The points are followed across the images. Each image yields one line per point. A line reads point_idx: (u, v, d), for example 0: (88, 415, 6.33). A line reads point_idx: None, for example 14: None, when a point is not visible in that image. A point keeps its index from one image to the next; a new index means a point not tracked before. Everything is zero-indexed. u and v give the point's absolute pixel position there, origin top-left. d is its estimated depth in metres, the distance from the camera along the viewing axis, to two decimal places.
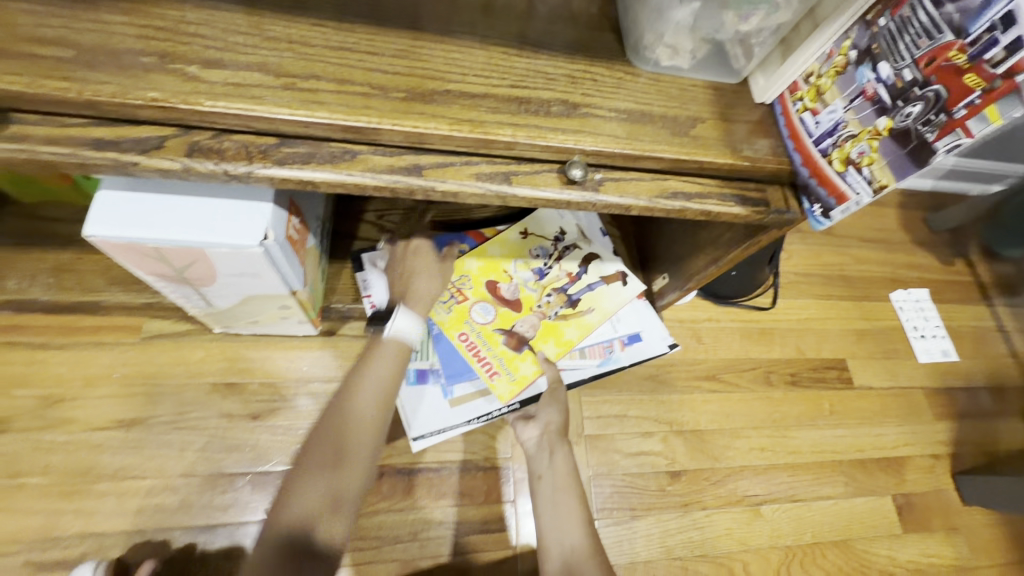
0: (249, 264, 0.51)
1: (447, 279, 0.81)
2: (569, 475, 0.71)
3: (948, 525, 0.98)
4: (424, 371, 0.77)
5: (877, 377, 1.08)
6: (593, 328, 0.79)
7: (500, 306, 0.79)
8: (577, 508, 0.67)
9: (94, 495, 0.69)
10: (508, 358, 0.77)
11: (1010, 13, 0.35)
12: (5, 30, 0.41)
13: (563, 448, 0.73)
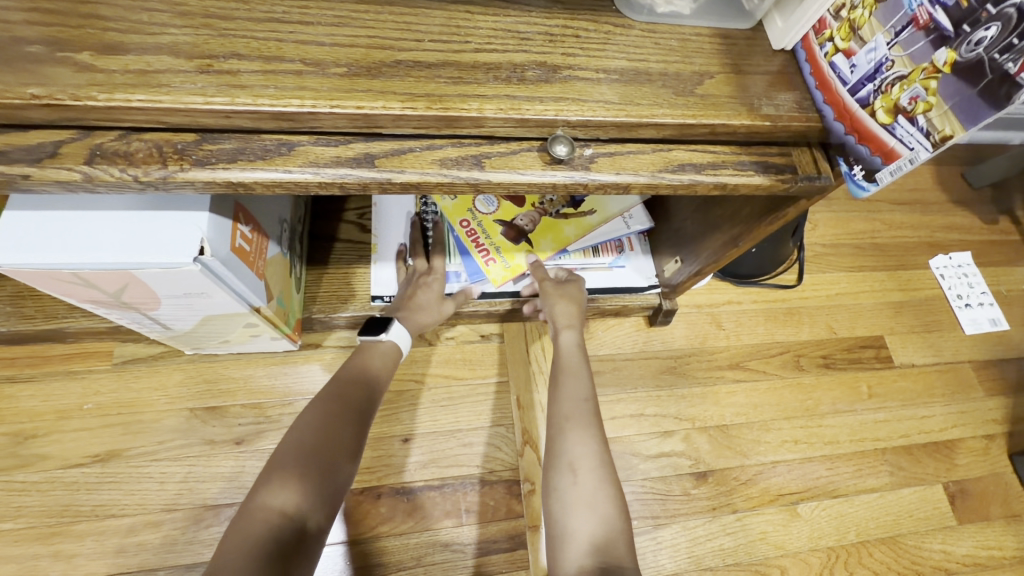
0: (190, 283, 0.45)
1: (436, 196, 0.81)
2: (576, 361, 0.69)
3: (1008, 513, 0.88)
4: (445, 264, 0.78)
5: (919, 354, 0.99)
6: (592, 228, 0.77)
7: (503, 199, 0.79)
8: (578, 389, 0.65)
9: (71, 537, 0.64)
10: (505, 246, 0.77)
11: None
12: None
13: (570, 337, 0.71)
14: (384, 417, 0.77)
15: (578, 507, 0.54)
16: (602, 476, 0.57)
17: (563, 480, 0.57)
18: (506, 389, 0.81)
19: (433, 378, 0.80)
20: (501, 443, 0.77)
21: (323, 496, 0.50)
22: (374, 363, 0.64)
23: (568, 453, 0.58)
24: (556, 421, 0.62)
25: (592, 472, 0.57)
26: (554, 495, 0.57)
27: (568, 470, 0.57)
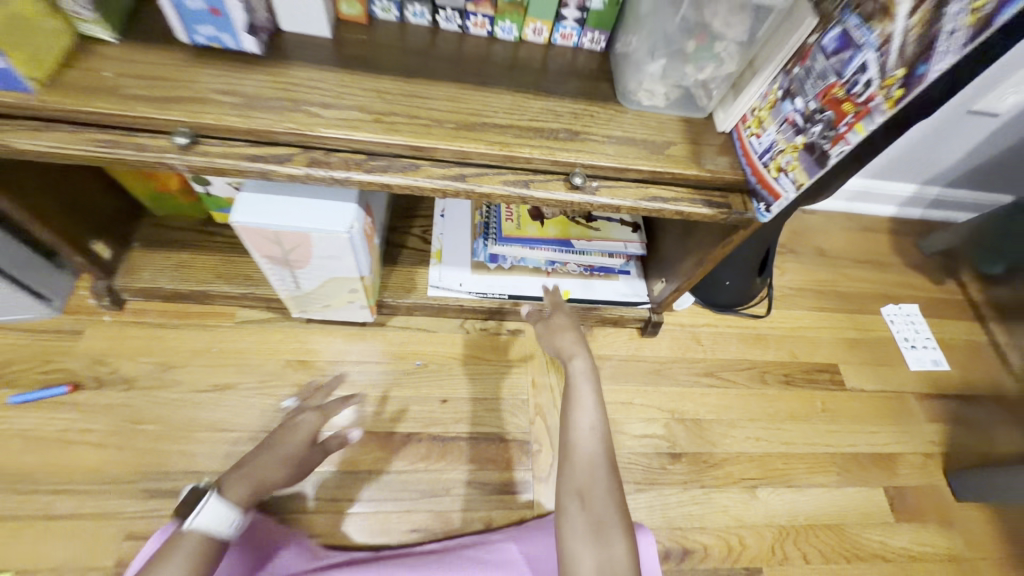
0: (338, 248, 0.70)
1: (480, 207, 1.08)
2: (583, 387, 0.79)
3: (944, 519, 1.03)
4: (495, 254, 1.02)
5: (870, 381, 1.17)
6: (594, 237, 1.03)
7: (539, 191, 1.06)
8: (586, 415, 0.77)
9: (193, 441, 0.85)
10: (527, 219, 1.03)
11: (865, 61, 0.53)
12: (187, 86, 0.61)
13: (579, 364, 0.82)
14: (428, 382, 0.99)
15: (588, 522, 0.66)
16: (606, 492, 0.69)
17: (573, 501, 0.68)
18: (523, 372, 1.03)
19: (468, 357, 1.03)
20: (517, 411, 0.98)
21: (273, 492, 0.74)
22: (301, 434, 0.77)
23: (578, 480, 0.70)
24: (567, 454, 0.74)
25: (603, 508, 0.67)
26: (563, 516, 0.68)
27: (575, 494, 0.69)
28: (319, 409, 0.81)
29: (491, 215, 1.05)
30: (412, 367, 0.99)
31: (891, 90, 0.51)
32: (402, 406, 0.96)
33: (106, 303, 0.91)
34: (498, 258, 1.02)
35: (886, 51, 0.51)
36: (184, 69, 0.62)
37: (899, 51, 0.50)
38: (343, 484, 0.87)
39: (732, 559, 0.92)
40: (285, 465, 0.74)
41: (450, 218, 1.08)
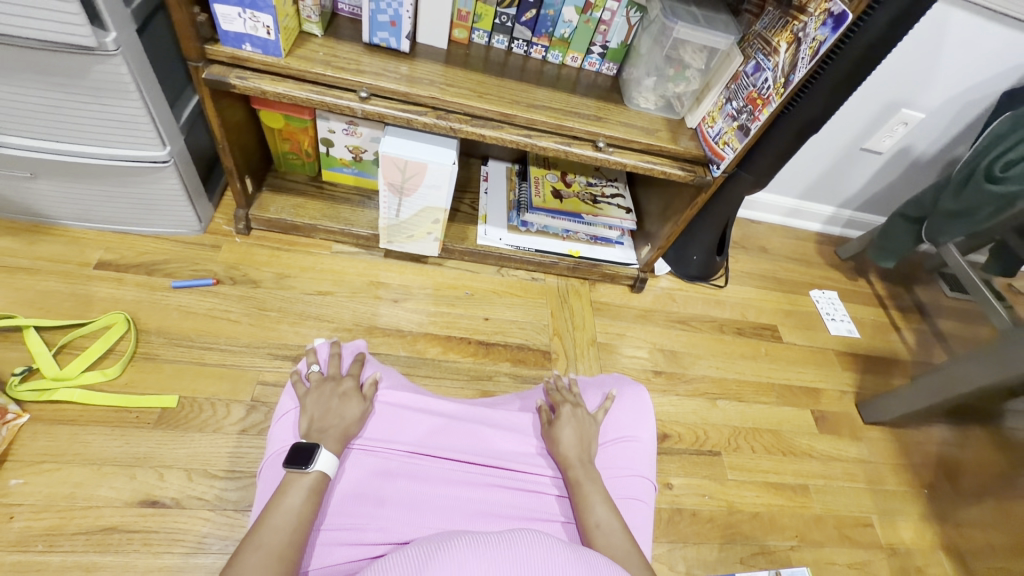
0: (439, 179, 1.06)
1: (515, 187, 1.46)
2: (593, 488, 0.76)
3: (855, 434, 1.37)
4: (526, 221, 1.37)
5: (801, 339, 1.54)
6: (599, 214, 1.38)
7: (560, 178, 1.42)
8: (600, 507, 0.74)
9: (306, 326, 1.15)
10: (550, 196, 1.36)
11: (767, 76, 0.96)
12: (365, 65, 0.98)
13: (576, 471, 0.79)
14: (474, 306, 1.32)
15: None
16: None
17: None
18: (544, 307, 1.38)
19: (503, 293, 1.37)
20: (540, 332, 1.32)
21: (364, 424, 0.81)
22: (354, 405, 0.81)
23: None
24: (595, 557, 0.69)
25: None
26: None
27: None
28: (348, 388, 0.82)
29: (524, 193, 1.41)
30: (462, 295, 1.32)
31: (779, 88, 0.93)
32: (455, 320, 1.28)
33: (241, 227, 1.21)
34: (527, 225, 1.38)
35: (776, 69, 0.93)
36: (361, 56, 0.99)
37: (781, 69, 0.92)
38: (416, 365, 1.18)
39: (698, 443, 1.23)
40: (359, 423, 0.79)
41: (490, 194, 1.46)
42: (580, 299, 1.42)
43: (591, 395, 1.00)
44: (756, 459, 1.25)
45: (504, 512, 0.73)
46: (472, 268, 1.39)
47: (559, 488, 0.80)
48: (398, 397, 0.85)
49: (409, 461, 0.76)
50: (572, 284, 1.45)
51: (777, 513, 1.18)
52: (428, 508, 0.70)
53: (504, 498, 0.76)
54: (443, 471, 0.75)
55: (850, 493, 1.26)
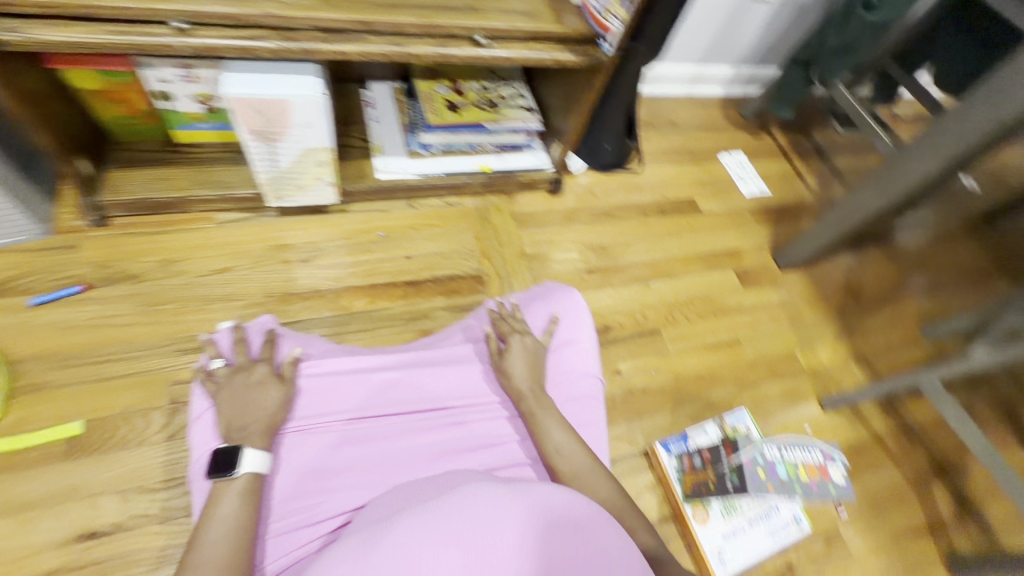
0: (309, 113, 0.92)
1: (406, 108, 1.34)
2: (548, 415, 0.75)
3: (775, 282, 1.49)
4: (425, 143, 1.28)
5: (717, 206, 1.60)
6: (502, 119, 1.29)
7: (451, 87, 1.30)
8: (560, 434, 0.73)
9: (212, 312, 1.04)
10: (444, 109, 1.26)
11: None
12: None
13: (528, 403, 0.77)
14: (393, 247, 1.24)
15: None
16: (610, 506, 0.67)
17: None
18: (467, 231, 1.32)
19: (421, 226, 1.29)
20: (467, 258, 1.28)
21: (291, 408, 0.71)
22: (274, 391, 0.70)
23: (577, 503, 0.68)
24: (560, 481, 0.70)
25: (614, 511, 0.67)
26: None
27: None
28: (263, 374, 0.71)
29: (417, 113, 1.30)
30: (376, 239, 1.24)
31: None
32: (376, 265, 1.21)
33: (94, 218, 1.04)
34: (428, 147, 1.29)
35: None
36: None
37: None
38: (347, 322, 1.12)
39: (639, 327, 1.29)
40: (284, 409, 0.70)
41: (380, 121, 1.33)
42: (501, 215, 1.37)
43: (537, 317, 0.95)
44: (692, 326, 1.33)
45: (457, 450, 0.74)
46: (381, 206, 1.29)
47: (509, 410, 0.80)
48: (325, 365, 0.77)
49: (351, 428, 0.73)
50: (490, 202, 1.39)
51: (717, 369, 1.28)
52: (379, 468, 0.70)
53: (456, 435, 0.76)
54: (389, 429, 0.74)
55: (776, 335, 1.38)
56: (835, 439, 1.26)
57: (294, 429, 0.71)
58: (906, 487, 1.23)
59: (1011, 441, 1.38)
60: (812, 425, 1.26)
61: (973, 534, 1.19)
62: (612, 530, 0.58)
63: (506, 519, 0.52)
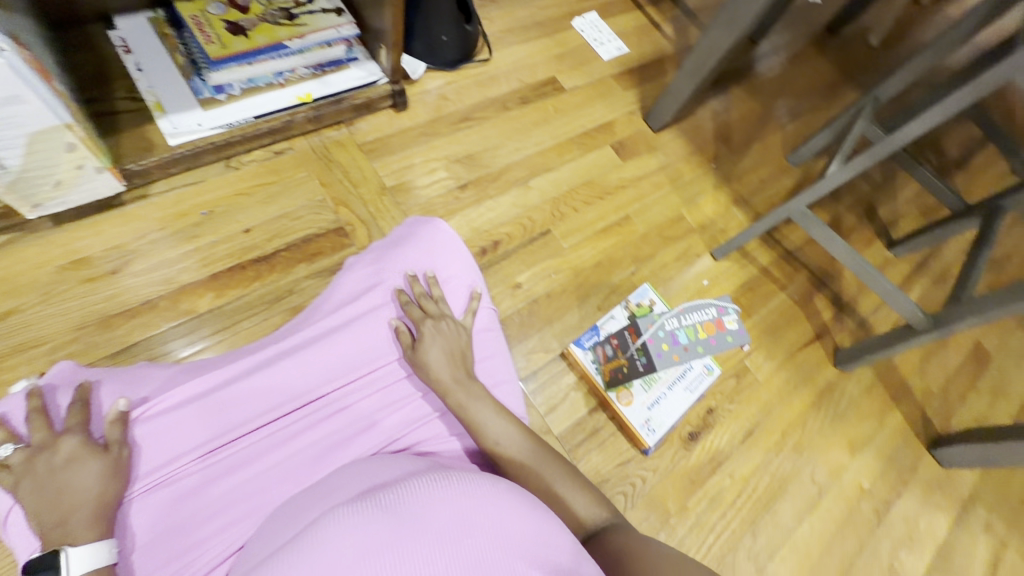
0: (3, 82, 0.70)
1: (180, 43, 1.08)
2: (481, 405, 0.67)
3: (651, 147, 1.45)
4: (219, 85, 1.04)
5: (580, 79, 1.48)
6: (304, 33, 1.09)
7: (228, 6, 1.07)
8: (496, 422, 0.66)
9: (12, 368, 0.85)
10: (226, 36, 1.04)
11: None
12: None
13: (455, 397, 0.68)
14: (224, 223, 1.04)
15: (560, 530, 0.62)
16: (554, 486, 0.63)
17: None
18: (309, 179, 1.13)
19: (252, 189, 1.08)
20: (319, 211, 1.10)
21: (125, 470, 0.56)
22: (93, 463, 0.54)
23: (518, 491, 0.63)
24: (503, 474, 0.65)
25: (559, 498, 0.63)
26: None
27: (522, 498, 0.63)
28: (72, 448, 0.54)
29: (194, 48, 1.05)
30: (199, 220, 1.03)
31: None
32: (212, 250, 1.01)
33: None
34: (226, 88, 1.05)
35: None
36: None
37: None
38: (195, 326, 0.95)
39: (529, 233, 1.22)
40: (116, 477, 0.55)
41: (147, 66, 1.04)
42: (345, 150, 1.18)
43: (455, 293, 0.83)
44: (581, 216, 1.28)
45: (341, 442, 0.66)
46: (192, 178, 1.06)
47: (395, 377, 0.72)
48: (157, 403, 0.62)
49: (207, 463, 0.61)
50: (328, 138, 1.18)
51: (614, 252, 1.27)
52: (258, 493, 0.60)
53: (339, 425, 0.67)
54: (254, 448, 0.63)
55: (662, 201, 1.38)
56: (731, 284, 1.33)
57: (137, 488, 0.57)
58: (794, 306, 1.35)
59: (871, 236, 1.54)
60: (709, 278, 1.31)
61: (851, 328, 1.36)
62: (529, 497, 0.53)
63: (381, 545, 0.44)
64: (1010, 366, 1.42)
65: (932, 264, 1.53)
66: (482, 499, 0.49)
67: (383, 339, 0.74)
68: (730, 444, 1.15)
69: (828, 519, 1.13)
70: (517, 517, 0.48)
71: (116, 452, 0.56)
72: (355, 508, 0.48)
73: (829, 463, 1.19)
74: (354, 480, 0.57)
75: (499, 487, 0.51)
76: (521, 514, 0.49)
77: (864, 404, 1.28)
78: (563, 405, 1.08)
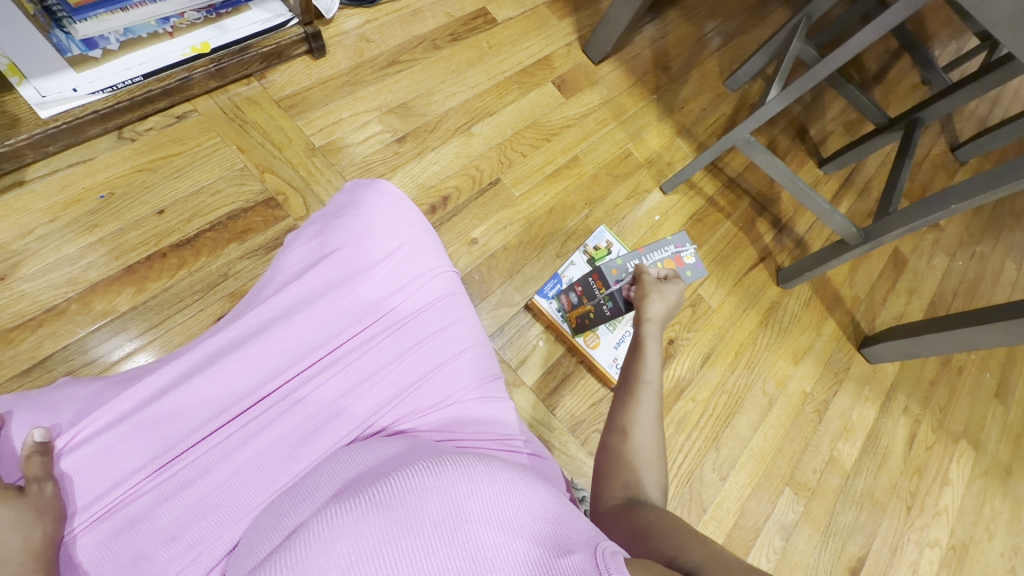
0: None
1: None
2: (651, 355, 0.81)
3: (592, 81, 1.39)
4: (90, 40, 0.87)
5: (512, 10, 1.37)
6: None
7: None
8: (654, 360, 0.81)
9: None
10: None
11: None
12: None
13: (648, 330, 0.85)
14: (129, 205, 0.91)
15: (618, 492, 0.65)
16: (651, 434, 0.72)
17: (615, 439, 0.71)
18: (224, 145, 1.00)
19: (155, 162, 0.94)
20: (242, 181, 0.98)
21: (55, 508, 0.50)
22: (7, 509, 0.48)
23: (621, 420, 0.73)
24: (616, 408, 0.75)
25: (642, 458, 0.69)
26: (604, 448, 0.72)
27: (618, 430, 0.72)
28: None
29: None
30: (96, 205, 0.89)
31: None
32: (121, 239, 0.89)
33: None
34: (98, 42, 0.88)
35: None
36: None
37: None
38: (118, 328, 0.84)
39: (478, 184, 1.16)
40: (41, 519, 0.48)
41: None
42: (261, 108, 1.04)
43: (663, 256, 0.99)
44: (530, 161, 1.23)
45: (310, 436, 0.61)
46: (77, 155, 0.91)
47: (361, 357, 0.67)
48: (81, 430, 0.54)
49: (156, 481, 0.54)
50: (237, 95, 1.04)
51: (566, 196, 1.24)
52: (225, 502, 0.55)
53: (305, 416, 0.61)
54: (210, 456, 0.56)
55: (608, 138, 1.34)
56: (681, 217, 1.34)
57: (76, 523, 0.51)
58: (739, 232, 1.40)
59: (803, 157, 1.60)
60: (660, 213, 1.32)
61: (790, 247, 1.43)
62: (519, 472, 0.52)
63: (380, 545, 0.42)
64: (922, 266, 1.58)
65: (856, 178, 1.62)
66: (475, 480, 0.48)
67: (338, 316, 0.68)
68: (690, 370, 1.22)
69: (777, 424, 1.24)
70: (512, 495, 0.48)
71: (35, 492, 0.49)
72: (343, 507, 0.45)
73: (776, 374, 1.29)
74: (332, 477, 0.54)
75: (490, 469, 0.50)
76: (515, 492, 0.49)
77: (804, 317, 1.38)
78: (532, 356, 1.08)
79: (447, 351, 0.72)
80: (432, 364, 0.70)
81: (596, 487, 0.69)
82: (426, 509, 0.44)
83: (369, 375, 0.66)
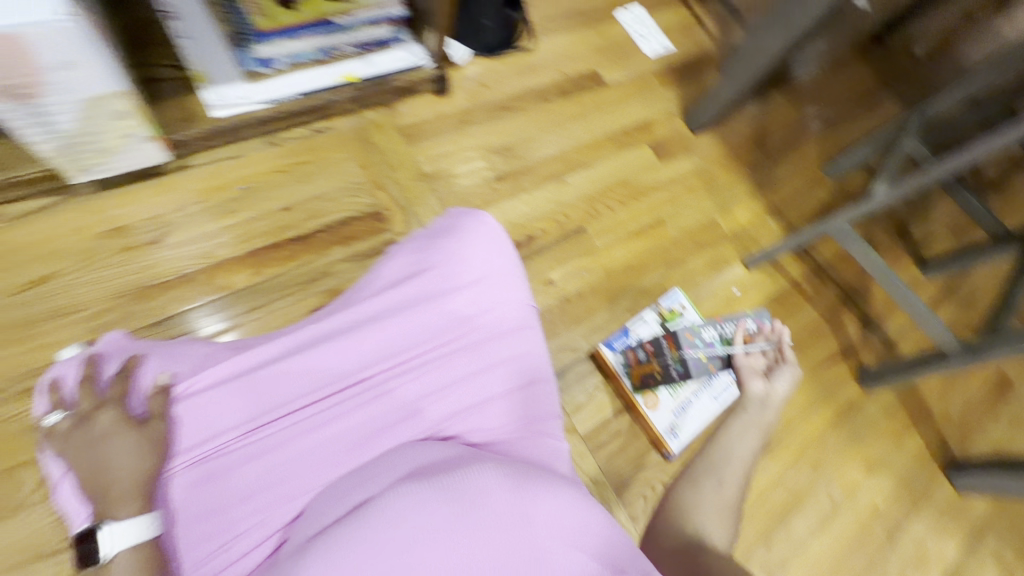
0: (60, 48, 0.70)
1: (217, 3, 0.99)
2: (752, 431, 0.91)
3: (687, 149, 1.43)
4: (263, 60, 1.03)
5: (621, 75, 1.46)
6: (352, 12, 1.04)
7: None
8: (753, 441, 0.90)
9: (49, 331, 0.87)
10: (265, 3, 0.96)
11: None
12: None
13: (758, 422, 0.94)
14: (261, 199, 1.04)
15: (684, 533, 0.71)
16: (732, 504, 0.78)
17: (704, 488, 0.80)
18: (348, 160, 1.12)
19: (289, 166, 1.08)
20: (356, 193, 1.09)
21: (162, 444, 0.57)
22: (129, 437, 0.55)
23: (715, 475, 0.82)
24: (706, 461, 0.84)
25: (717, 511, 0.76)
26: (690, 489, 0.80)
27: (710, 479, 0.81)
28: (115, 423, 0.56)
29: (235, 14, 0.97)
30: (236, 194, 1.03)
31: None
32: (248, 226, 1.01)
33: None
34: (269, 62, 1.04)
35: None
36: None
37: None
38: (229, 302, 0.95)
39: (562, 229, 1.21)
40: (154, 452, 0.55)
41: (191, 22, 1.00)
42: (385, 133, 1.17)
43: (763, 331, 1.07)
44: (615, 215, 1.27)
45: (382, 428, 0.65)
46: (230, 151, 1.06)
47: (438, 365, 0.71)
48: (196, 382, 0.62)
49: (248, 440, 0.60)
50: (368, 119, 1.17)
51: (645, 254, 1.25)
52: (300, 473, 0.60)
53: (380, 409, 0.66)
54: (296, 427, 0.62)
55: (695, 206, 1.36)
56: (760, 294, 1.32)
57: (180, 461, 0.57)
58: (821, 320, 1.34)
59: (901, 254, 1.52)
60: (738, 287, 1.30)
61: (875, 345, 1.35)
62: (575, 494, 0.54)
63: (445, 532, 0.46)
64: None
65: (961, 286, 1.52)
66: (533, 494, 0.50)
67: (424, 324, 0.73)
68: None
69: (839, 534, 1.13)
70: (566, 516, 0.51)
71: (152, 426, 0.57)
72: (415, 493, 0.49)
73: (844, 478, 1.19)
74: (398, 466, 0.58)
75: (547, 487, 0.52)
76: (569, 514, 0.51)
77: (883, 423, 1.28)
78: (588, 404, 1.08)
79: (517, 376, 0.75)
80: (501, 386, 0.73)
81: (663, 524, 0.75)
82: (488, 510, 0.48)
83: (443, 384, 0.70)
